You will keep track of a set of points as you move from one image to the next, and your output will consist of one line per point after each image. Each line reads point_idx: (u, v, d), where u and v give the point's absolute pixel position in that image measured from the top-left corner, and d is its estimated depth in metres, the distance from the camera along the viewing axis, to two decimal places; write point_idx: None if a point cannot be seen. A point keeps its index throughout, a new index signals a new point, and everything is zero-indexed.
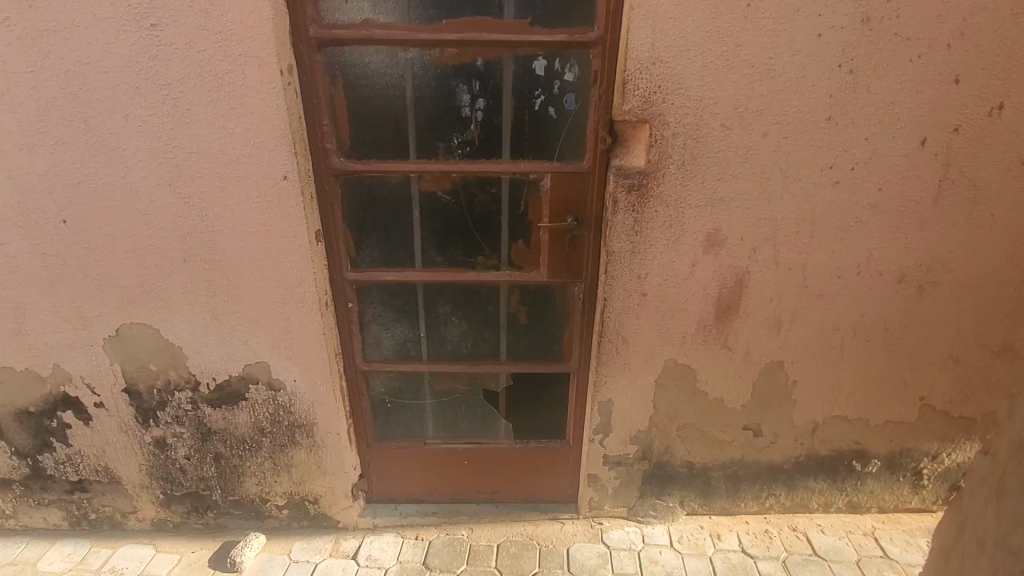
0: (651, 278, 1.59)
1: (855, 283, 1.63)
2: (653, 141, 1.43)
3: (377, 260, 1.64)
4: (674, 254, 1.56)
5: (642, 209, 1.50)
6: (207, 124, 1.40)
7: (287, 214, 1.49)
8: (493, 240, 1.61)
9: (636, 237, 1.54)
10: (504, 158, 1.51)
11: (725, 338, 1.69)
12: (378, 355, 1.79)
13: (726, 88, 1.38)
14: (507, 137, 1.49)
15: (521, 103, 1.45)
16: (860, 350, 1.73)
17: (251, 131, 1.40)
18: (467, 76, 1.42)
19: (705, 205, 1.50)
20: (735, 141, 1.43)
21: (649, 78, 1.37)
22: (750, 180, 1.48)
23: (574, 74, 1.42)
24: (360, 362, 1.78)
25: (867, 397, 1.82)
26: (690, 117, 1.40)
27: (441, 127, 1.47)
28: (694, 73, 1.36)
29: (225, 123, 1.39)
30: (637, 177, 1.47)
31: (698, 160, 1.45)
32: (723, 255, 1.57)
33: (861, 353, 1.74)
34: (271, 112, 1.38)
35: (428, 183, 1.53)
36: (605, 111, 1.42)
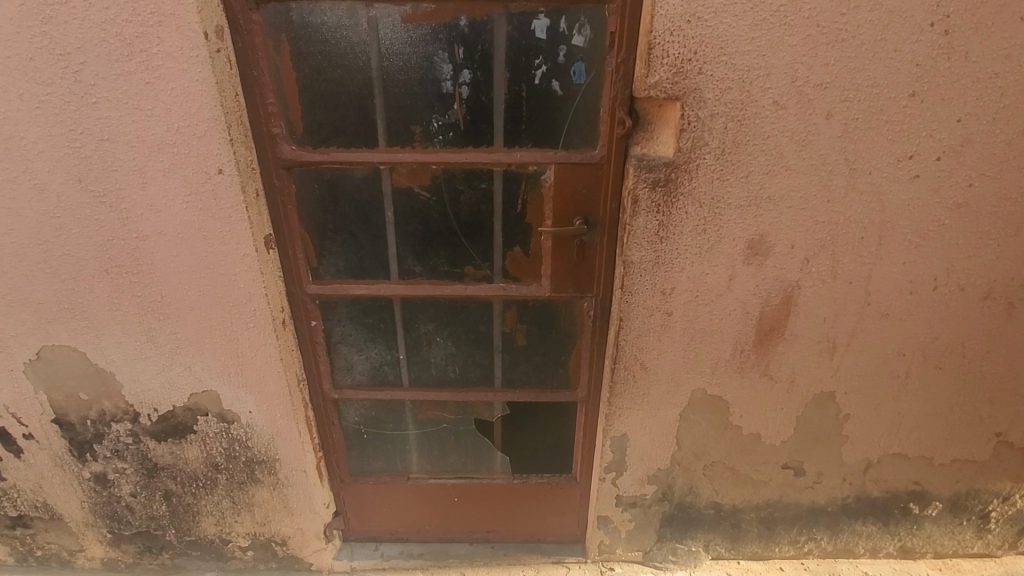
0: (678, 295, 1.29)
1: (929, 300, 1.32)
2: (686, 124, 1.12)
3: (343, 271, 1.35)
4: (707, 266, 1.26)
5: (669, 210, 1.20)
6: (120, 104, 1.11)
7: (227, 216, 1.20)
8: (485, 246, 1.31)
9: (660, 244, 1.24)
10: (497, 146, 1.21)
11: (766, 365, 1.39)
12: (350, 380, 1.51)
13: (783, 54, 1.06)
14: (501, 120, 1.18)
15: (517, 76, 1.14)
16: (928, 379, 1.43)
17: (174, 113, 1.11)
18: (447, 41, 1.11)
19: (748, 205, 1.20)
20: (790, 124, 1.12)
21: (682, 42, 1.05)
22: (806, 173, 1.17)
23: (584, 37, 1.10)
24: (328, 388, 1.50)
25: (932, 432, 1.52)
26: (733, 93, 1.09)
27: (418, 107, 1.17)
28: (741, 35, 1.04)
29: (142, 103, 1.11)
30: (664, 170, 1.16)
31: (741, 148, 1.14)
32: (768, 267, 1.27)
33: (929, 382, 1.44)
34: (197, 89, 1.09)
35: (402, 178, 1.23)
36: (624, 86, 1.12)
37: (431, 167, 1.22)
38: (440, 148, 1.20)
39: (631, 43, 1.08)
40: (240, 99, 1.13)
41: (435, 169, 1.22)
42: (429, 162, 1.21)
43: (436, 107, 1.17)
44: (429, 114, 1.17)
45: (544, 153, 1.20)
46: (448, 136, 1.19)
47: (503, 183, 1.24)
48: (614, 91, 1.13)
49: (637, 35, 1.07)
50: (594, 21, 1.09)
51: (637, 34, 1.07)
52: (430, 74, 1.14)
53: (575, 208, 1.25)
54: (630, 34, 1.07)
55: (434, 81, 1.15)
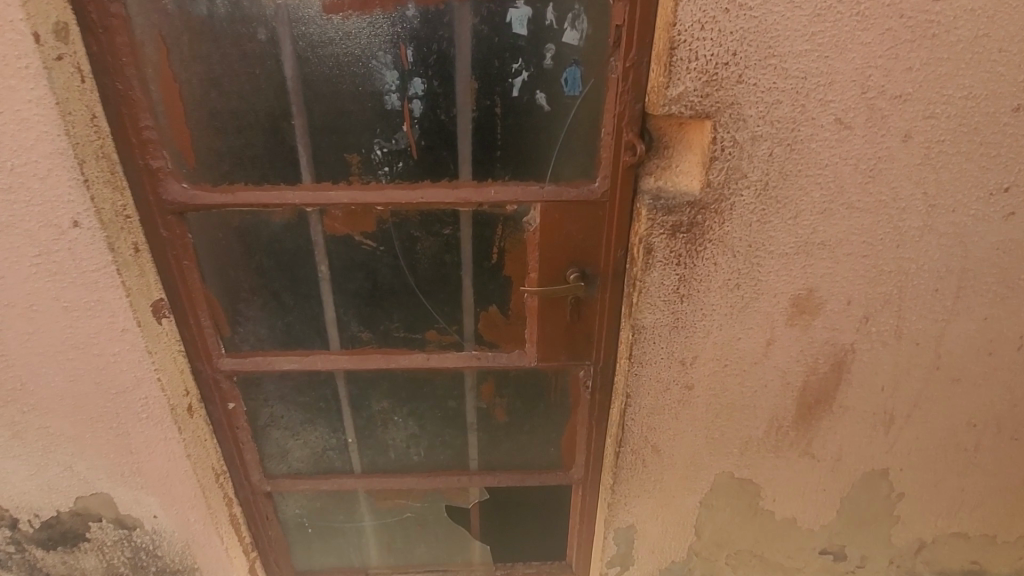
0: (702, 365, 1.00)
1: (1012, 362, 1.05)
2: (717, 150, 0.83)
3: (266, 340, 1.03)
4: (739, 330, 0.97)
5: (692, 262, 0.91)
6: None
7: (95, 282, 0.88)
8: (451, 307, 1.01)
9: (679, 305, 0.94)
10: (464, 179, 0.90)
11: (807, 443, 1.12)
12: (286, 468, 1.20)
13: (850, 56, 0.78)
14: (468, 145, 0.87)
15: (489, 85, 0.84)
16: (1000, 452, 1.17)
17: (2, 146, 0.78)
18: (390, 38, 0.80)
19: (795, 253, 0.91)
20: (855, 149, 0.84)
21: (717, 38, 0.75)
22: (872, 212, 0.89)
23: (580, 33, 0.81)
24: (258, 480, 1.19)
25: (998, 509, 1.26)
26: (782, 108, 0.80)
27: (353, 129, 0.85)
28: (797, 28, 0.75)
29: None
30: (687, 211, 0.87)
31: (789, 181, 0.85)
32: (817, 329, 0.98)
33: (1001, 455, 1.17)
34: (31, 110, 0.76)
35: (337, 223, 0.92)
36: (633, 99, 0.82)
37: (375, 208, 0.90)
38: (387, 183, 0.89)
39: (645, 40, 0.78)
40: (100, 123, 0.80)
41: (382, 211, 0.91)
42: (373, 203, 0.90)
43: (378, 128, 0.85)
44: (370, 139, 0.86)
45: (527, 188, 0.90)
46: (396, 168, 0.88)
47: (473, 227, 0.93)
48: (620, 106, 0.83)
49: (653, 29, 0.77)
50: (594, 10, 0.79)
51: (653, 27, 0.77)
52: (369, 85, 0.82)
53: (568, 259, 0.95)
54: (644, 27, 0.77)
55: (375, 94, 0.83)
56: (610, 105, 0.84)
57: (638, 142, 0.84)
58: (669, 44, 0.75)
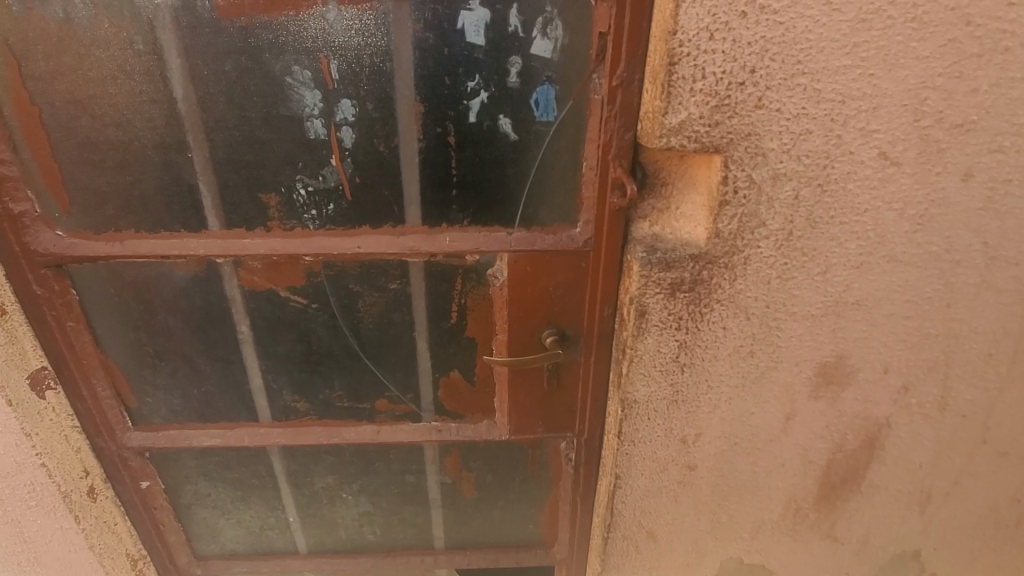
0: (707, 443, 0.83)
1: None
2: (729, 193, 0.65)
3: (181, 411, 0.86)
4: (752, 403, 0.80)
5: (695, 326, 0.73)
6: None
7: None
8: (404, 372, 0.83)
9: (680, 375, 0.77)
10: (413, 224, 0.72)
11: (829, 526, 0.94)
12: (218, 549, 1.02)
13: (900, 74, 0.60)
14: (415, 182, 0.69)
15: (439, 108, 0.66)
16: None
17: None
18: (308, 49, 0.62)
19: (822, 314, 0.74)
20: (901, 189, 0.66)
21: (730, 51, 0.58)
22: (919, 265, 0.71)
23: (552, 43, 0.63)
24: (185, 564, 1.01)
25: None
26: (812, 140, 0.63)
27: (269, 164, 0.67)
28: (834, 38, 0.58)
29: None
30: (690, 266, 0.69)
31: (818, 229, 0.68)
32: (846, 400, 0.81)
33: None
34: None
35: (257, 277, 0.75)
36: (623, 126, 0.65)
37: (302, 258, 0.73)
38: (316, 228, 0.71)
39: (636, 52, 0.61)
40: None
41: (312, 262, 0.73)
42: (299, 252, 0.72)
43: (300, 163, 0.68)
44: (290, 176, 0.68)
45: (491, 234, 0.72)
46: (326, 210, 0.70)
47: (427, 279, 0.76)
48: (606, 134, 0.65)
49: (646, 38, 0.60)
50: (569, 14, 0.62)
51: (647, 35, 0.60)
52: (284, 109, 0.64)
53: (544, 317, 0.77)
54: (635, 35, 0.60)
55: (291, 120, 0.65)
56: (593, 133, 0.67)
57: (629, 180, 0.67)
58: (668, 58, 0.58)
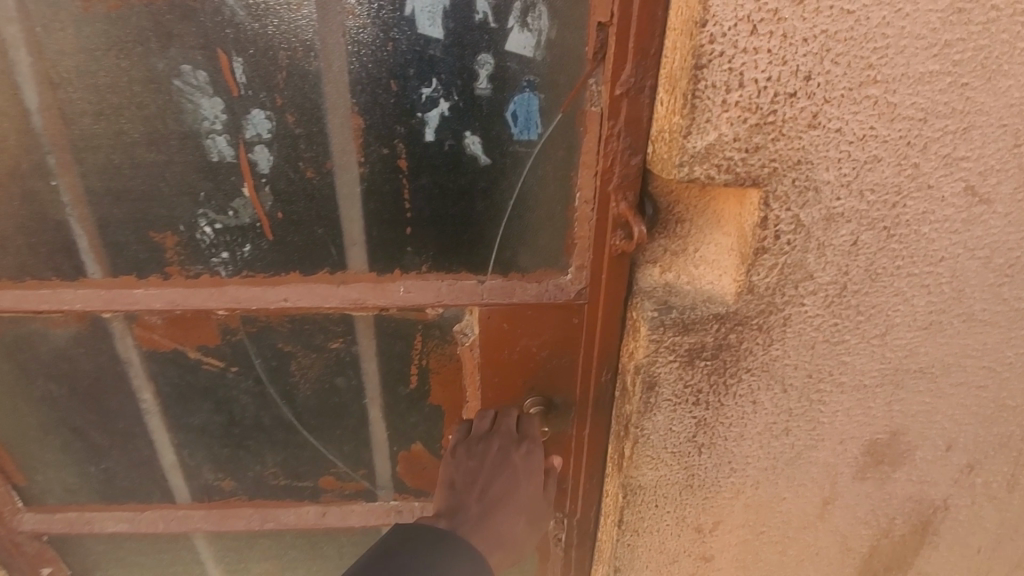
0: (727, 532, 0.67)
1: None
2: (768, 238, 0.49)
3: (76, 490, 0.70)
4: (784, 487, 0.65)
5: (718, 400, 0.58)
6: None
7: None
8: (354, 447, 0.66)
9: (697, 457, 0.62)
10: (357, 269, 0.56)
11: None
12: None
13: (1003, 84, 0.45)
14: (357, 218, 0.53)
15: (384, 123, 0.50)
16: None
17: None
18: (203, 42, 0.46)
19: (877, 385, 0.59)
20: (988, 233, 0.51)
21: (778, 50, 0.42)
22: (1002, 325, 0.56)
23: (535, 37, 0.47)
24: None
25: None
26: (880, 171, 0.47)
27: (161, 193, 0.52)
28: (919, 34, 0.42)
29: None
30: (714, 328, 0.54)
31: (879, 282, 0.53)
32: (898, 481, 0.66)
33: None
34: None
35: (157, 333, 0.59)
36: (630, 147, 0.49)
37: (213, 311, 0.57)
38: (228, 274, 0.55)
39: (649, 50, 0.45)
40: None
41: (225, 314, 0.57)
42: (208, 303, 0.56)
43: (202, 193, 0.52)
44: (189, 210, 0.52)
45: (459, 282, 0.56)
46: (240, 252, 0.54)
47: (378, 337, 0.59)
48: (608, 157, 0.49)
49: (662, 32, 0.44)
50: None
51: (661, 26, 0.44)
52: (176, 121, 0.49)
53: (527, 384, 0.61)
54: (645, 27, 0.44)
55: (187, 138, 0.50)
56: (589, 154, 0.51)
57: (637, 217, 0.51)
58: (693, 58, 0.42)
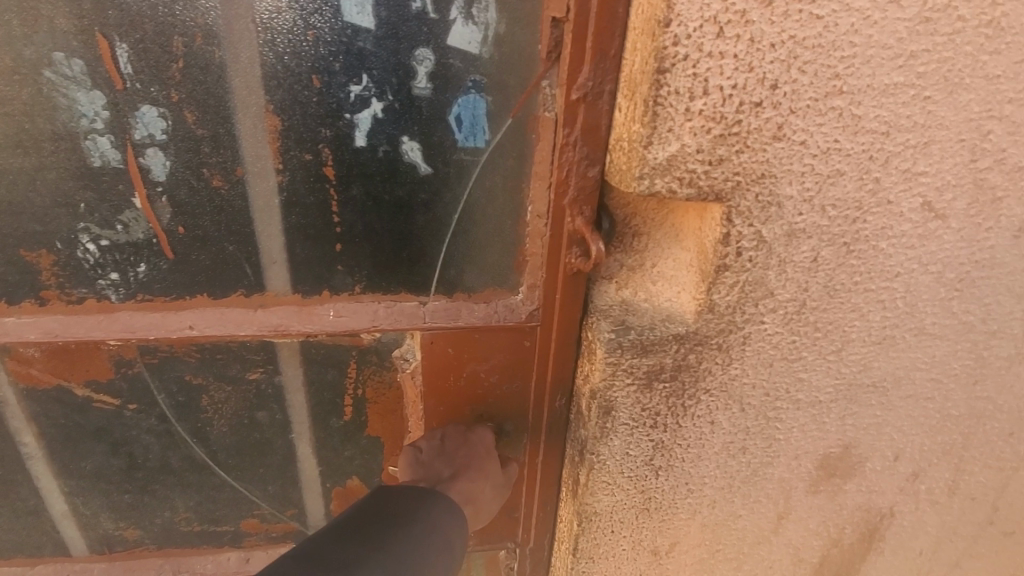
0: (683, 552, 0.65)
1: None
2: (730, 255, 0.47)
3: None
4: (740, 505, 0.63)
5: (676, 422, 0.55)
6: None
7: None
8: (281, 487, 0.59)
9: (654, 480, 0.59)
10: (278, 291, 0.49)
11: None
12: None
13: (963, 98, 0.43)
14: (276, 234, 0.46)
15: (305, 125, 0.43)
16: None
17: None
18: (77, 22, 0.39)
19: (831, 400, 0.58)
20: (942, 249, 0.50)
21: (745, 56, 0.39)
22: (950, 338, 0.56)
23: (481, 31, 0.42)
24: None
25: None
26: (842, 186, 0.45)
27: (32, 203, 0.43)
28: (886, 44, 0.40)
29: None
30: (673, 348, 0.51)
31: (836, 298, 0.51)
32: (848, 492, 0.66)
33: None
34: None
35: (36, 370, 0.50)
36: (586, 156, 0.45)
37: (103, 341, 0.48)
38: (120, 298, 0.47)
39: (607, 50, 0.41)
40: None
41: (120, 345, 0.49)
42: (97, 333, 0.48)
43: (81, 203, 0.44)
44: (69, 223, 0.44)
45: (398, 304, 0.50)
46: (134, 273, 0.46)
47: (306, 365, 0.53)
48: (563, 167, 0.45)
49: (621, 31, 0.40)
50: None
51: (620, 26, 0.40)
52: (45, 116, 0.41)
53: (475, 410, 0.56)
54: (604, 26, 0.40)
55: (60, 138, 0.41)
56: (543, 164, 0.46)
57: (593, 233, 0.46)
58: (655, 61, 0.38)
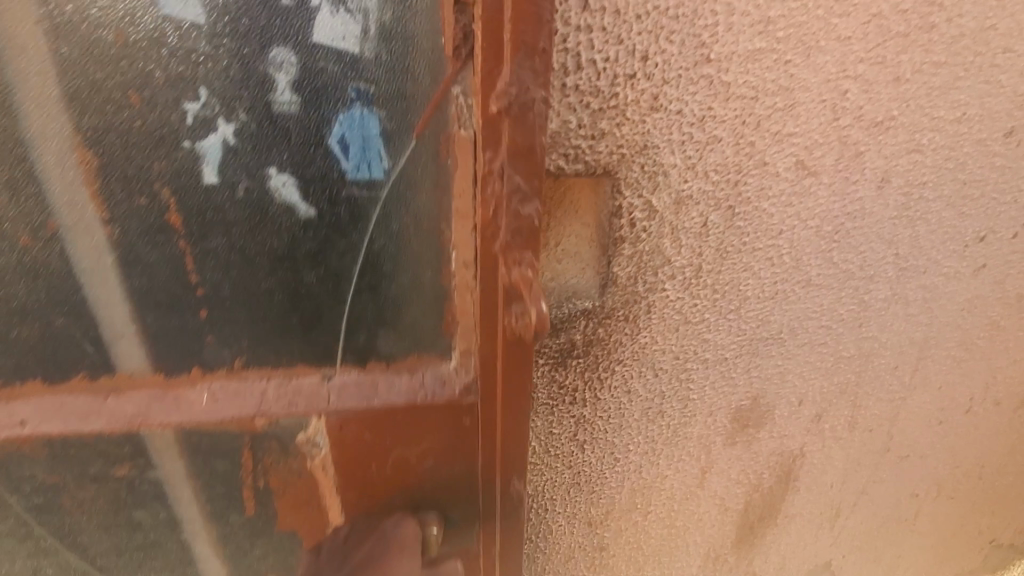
0: (617, 518, 0.67)
1: (969, 433, 0.83)
2: (624, 226, 0.48)
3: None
4: (664, 466, 0.66)
5: (595, 395, 0.56)
6: None
7: None
8: (176, 551, 0.55)
9: (581, 454, 0.60)
10: (114, 327, 0.44)
11: (748, 564, 0.85)
12: None
13: (820, 59, 0.46)
14: (105, 275, 0.42)
15: (130, 150, 0.39)
16: (955, 527, 0.95)
17: None
18: None
19: (736, 356, 0.61)
20: (818, 204, 0.54)
21: (613, 28, 0.39)
22: (834, 286, 0.61)
23: (361, 23, 0.39)
24: None
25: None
26: (721, 151, 0.47)
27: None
28: (745, 10, 0.42)
29: None
30: (583, 324, 0.51)
31: (729, 259, 0.54)
32: (762, 441, 0.70)
33: (956, 530, 0.96)
34: None
35: None
36: (512, 184, 0.38)
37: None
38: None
39: (533, 45, 0.33)
40: None
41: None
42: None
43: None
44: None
45: (291, 385, 0.47)
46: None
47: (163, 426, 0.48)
48: (487, 200, 0.39)
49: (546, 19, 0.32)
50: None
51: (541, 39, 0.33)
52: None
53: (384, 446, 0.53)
54: (524, 12, 0.32)
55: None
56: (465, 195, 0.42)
57: (531, 290, 0.40)
58: None
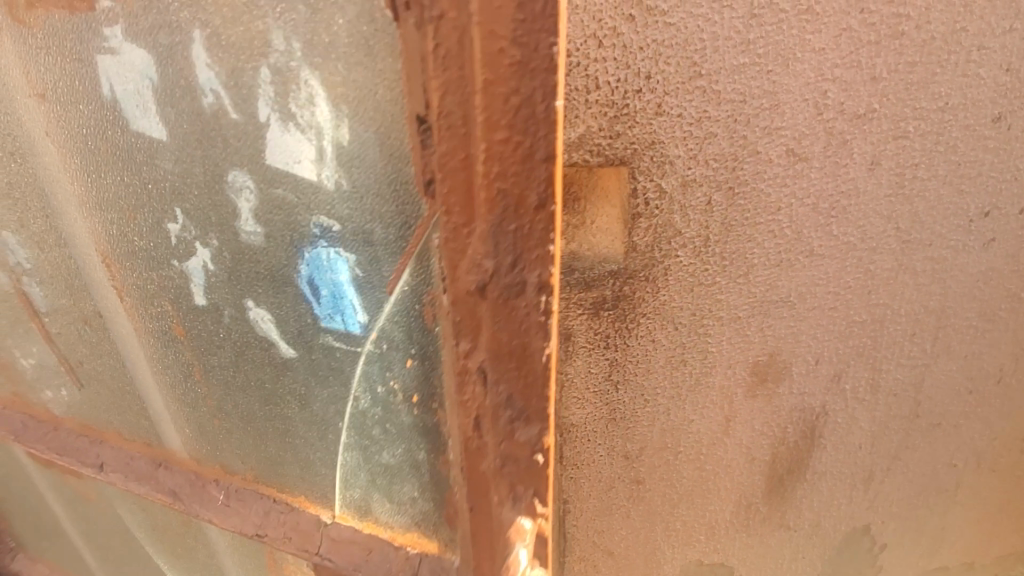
0: (651, 455, 0.80)
1: (1003, 402, 0.88)
2: (639, 204, 0.62)
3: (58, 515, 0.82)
4: (690, 411, 0.78)
5: (624, 342, 0.70)
6: None
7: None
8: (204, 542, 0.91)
9: (615, 393, 0.74)
10: (143, 396, 0.75)
11: (781, 516, 0.94)
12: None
13: (800, 67, 0.58)
14: (128, 340, 0.72)
15: (138, 279, 0.66)
16: (999, 499, 0.99)
17: None
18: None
19: (749, 315, 0.72)
20: (812, 184, 0.65)
21: (621, 57, 0.54)
22: (838, 256, 0.71)
23: (329, 174, 0.48)
24: None
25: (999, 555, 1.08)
26: (718, 143, 0.60)
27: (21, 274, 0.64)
28: (728, 35, 0.55)
29: None
30: (611, 283, 0.66)
31: (735, 232, 0.66)
32: (783, 396, 0.81)
33: (1000, 503, 1.00)
34: None
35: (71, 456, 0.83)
36: (489, 385, 0.47)
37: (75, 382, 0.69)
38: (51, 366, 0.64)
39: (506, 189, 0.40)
40: None
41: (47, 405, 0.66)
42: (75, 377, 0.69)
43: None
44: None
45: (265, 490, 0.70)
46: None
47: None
48: (468, 402, 0.49)
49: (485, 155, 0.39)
50: (322, 89, 0.44)
51: (512, 223, 0.41)
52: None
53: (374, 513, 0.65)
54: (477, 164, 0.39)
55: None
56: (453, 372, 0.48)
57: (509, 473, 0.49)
58: None
